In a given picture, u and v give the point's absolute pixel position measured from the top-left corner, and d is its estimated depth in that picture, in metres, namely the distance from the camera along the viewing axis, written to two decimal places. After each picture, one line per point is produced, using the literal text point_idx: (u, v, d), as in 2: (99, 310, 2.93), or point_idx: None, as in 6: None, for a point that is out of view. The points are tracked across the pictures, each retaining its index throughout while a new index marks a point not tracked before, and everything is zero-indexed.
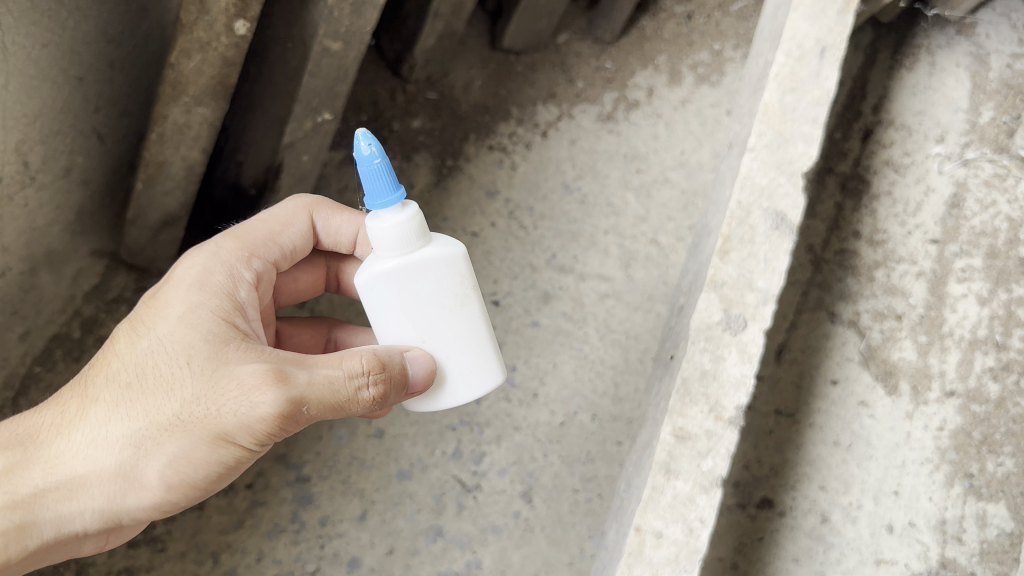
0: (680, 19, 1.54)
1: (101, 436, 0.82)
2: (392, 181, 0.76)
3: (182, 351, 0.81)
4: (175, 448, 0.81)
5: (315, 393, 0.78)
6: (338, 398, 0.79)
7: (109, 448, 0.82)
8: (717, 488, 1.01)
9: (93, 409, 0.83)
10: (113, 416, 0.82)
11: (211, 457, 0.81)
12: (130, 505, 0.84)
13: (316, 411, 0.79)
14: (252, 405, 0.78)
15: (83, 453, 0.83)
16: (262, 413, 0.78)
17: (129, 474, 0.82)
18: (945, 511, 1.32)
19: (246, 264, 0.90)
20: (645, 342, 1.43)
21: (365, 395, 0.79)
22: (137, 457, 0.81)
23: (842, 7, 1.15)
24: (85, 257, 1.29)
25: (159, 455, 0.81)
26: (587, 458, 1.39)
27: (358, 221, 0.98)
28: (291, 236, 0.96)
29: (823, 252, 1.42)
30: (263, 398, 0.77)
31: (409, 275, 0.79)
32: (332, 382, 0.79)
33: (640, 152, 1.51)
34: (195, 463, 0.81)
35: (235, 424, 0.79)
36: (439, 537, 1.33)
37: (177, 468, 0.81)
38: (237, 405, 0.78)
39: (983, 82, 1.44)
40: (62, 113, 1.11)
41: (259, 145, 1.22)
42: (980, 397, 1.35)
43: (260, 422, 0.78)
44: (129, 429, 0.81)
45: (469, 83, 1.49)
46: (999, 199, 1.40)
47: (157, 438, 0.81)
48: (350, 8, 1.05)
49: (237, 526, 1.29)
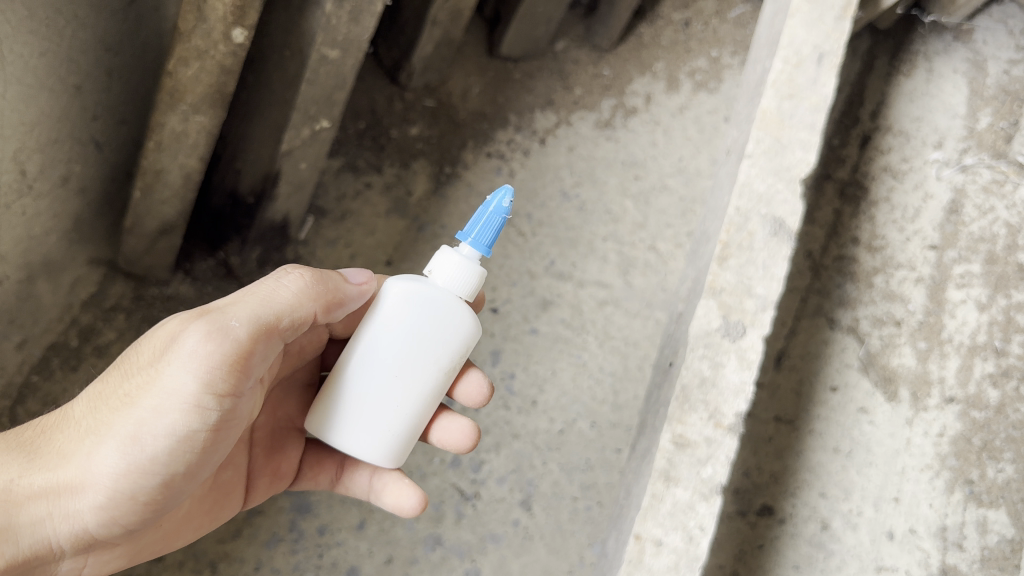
0: (678, 26, 1.54)
1: (65, 434, 0.83)
2: (484, 242, 0.84)
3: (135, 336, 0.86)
4: (125, 422, 0.80)
5: (237, 307, 0.82)
6: (263, 304, 0.83)
7: (67, 440, 0.82)
8: (717, 496, 1.00)
9: (58, 416, 0.85)
10: (73, 413, 0.84)
11: (161, 422, 0.79)
12: (92, 495, 0.81)
13: (245, 322, 0.81)
14: (184, 342, 0.79)
15: (44, 457, 0.82)
16: (195, 346, 0.79)
17: (87, 467, 0.80)
18: (945, 518, 1.31)
19: None
20: (644, 349, 1.43)
21: (279, 291, 0.84)
22: (94, 441, 0.81)
23: (839, 14, 1.16)
24: (83, 265, 1.29)
25: (111, 434, 0.80)
26: (586, 466, 1.38)
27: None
28: None
29: (822, 258, 1.41)
30: (193, 330, 0.80)
31: (441, 320, 0.84)
32: (253, 292, 0.84)
33: (638, 158, 1.51)
34: (149, 433, 0.79)
35: (176, 377, 0.79)
36: (438, 546, 1.32)
37: (130, 443, 0.80)
38: (175, 356, 0.80)
39: (981, 89, 1.44)
40: (60, 122, 1.11)
41: (256, 153, 1.22)
42: (980, 403, 1.35)
43: (197, 359, 0.79)
44: (88, 419, 0.82)
45: (467, 90, 1.50)
46: (997, 205, 1.41)
47: (110, 418, 0.81)
48: (348, 16, 1.05)
49: (235, 535, 1.28)
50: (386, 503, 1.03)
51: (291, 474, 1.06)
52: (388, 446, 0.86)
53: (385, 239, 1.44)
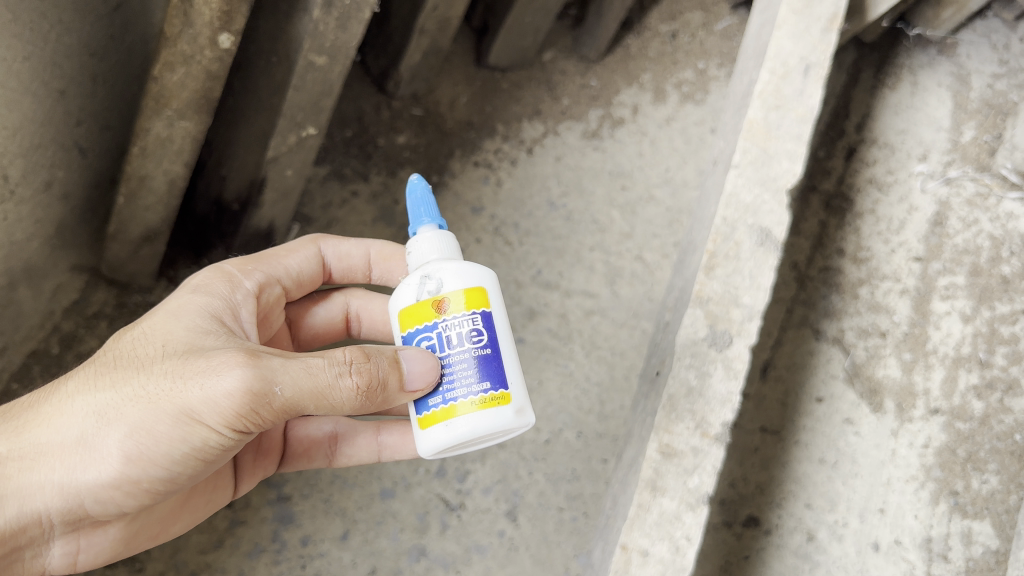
0: (665, 37, 1.55)
1: (68, 406, 0.78)
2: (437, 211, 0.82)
3: (161, 329, 0.79)
4: (139, 417, 0.75)
5: (289, 372, 0.73)
6: (317, 381, 0.73)
7: (70, 418, 0.77)
8: (704, 506, 1.00)
9: (66, 381, 0.80)
10: (83, 388, 0.79)
11: (175, 432, 0.75)
12: (87, 482, 0.77)
13: (291, 393, 0.73)
14: (220, 378, 0.73)
15: (45, 423, 0.78)
16: (229, 389, 0.73)
17: (89, 446, 0.77)
18: (931, 529, 1.31)
19: (248, 274, 0.89)
20: (631, 359, 1.43)
21: (335, 385, 0.73)
22: (99, 429, 0.76)
23: (825, 26, 1.17)
24: (65, 272, 1.27)
25: (121, 423, 0.76)
26: (572, 476, 1.37)
27: (365, 244, 1.01)
28: (297, 259, 0.96)
29: (808, 270, 1.42)
30: (234, 372, 0.73)
31: (443, 276, 0.77)
32: (308, 367, 0.74)
33: (626, 169, 1.51)
34: (160, 438, 0.75)
35: (200, 400, 0.74)
36: (422, 557, 1.30)
37: (138, 440, 0.76)
38: (206, 378, 0.74)
39: (965, 102, 1.46)
40: (43, 126, 1.10)
41: (242, 160, 1.22)
42: (964, 415, 1.35)
43: (229, 401, 0.73)
44: (98, 399, 0.77)
45: (455, 99, 1.50)
46: (982, 217, 1.42)
47: (123, 407, 0.76)
48: (336, 22, 1.05)
49: (217, 545, 1.26)
50: (401, 455, 0.99)
51: (277, 452, 1.01)
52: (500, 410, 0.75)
53: None
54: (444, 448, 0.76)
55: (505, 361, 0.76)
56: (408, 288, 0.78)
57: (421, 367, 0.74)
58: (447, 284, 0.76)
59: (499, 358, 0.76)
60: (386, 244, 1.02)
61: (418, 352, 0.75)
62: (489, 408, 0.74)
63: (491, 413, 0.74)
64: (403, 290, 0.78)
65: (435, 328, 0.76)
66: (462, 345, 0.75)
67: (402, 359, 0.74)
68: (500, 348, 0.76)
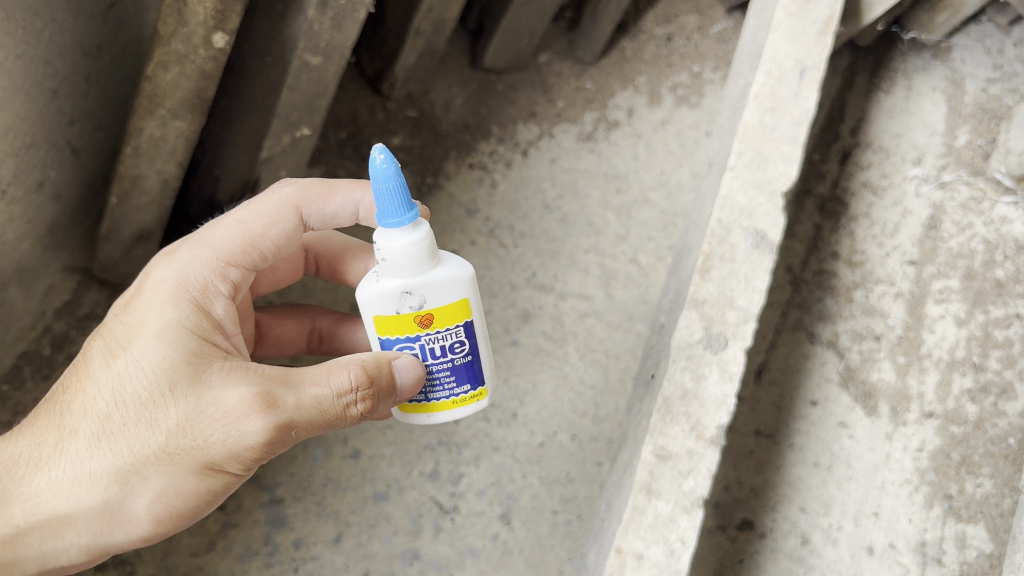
0: (660, 41, 1.55)
1: (85, 470, 0.80)
2: (409, 204, 0.75)
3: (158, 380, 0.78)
4: (164, 476, 0.79)
5: (302, 417, 0.77)
6: (328, 417, 0.77)
7: (90, 484, 0.80)
8: (699, 509, 0.99)
9: (73, 443, 0.81)
10: (95, 450, 0.80)
11: (200, 484, 0.80)
12: (122, 536, 0.83)
13: (306, 432, 0.78)
14: (241, 432, 0.76)
15: (66, 491, 0.81)
16: (251, 441, 0.76)
17: (119, 506, 0.81)
18: (925, 532, 1.31)
19: (222, 275, 0.85)
20: (625, 362, 1.43)
21: (345, 416, 0.78)
22: (123, 490, 0.80)
23: (821, 29, 1.18)
24: (57, 273, 1.26)
25: (146, 486, 0.80)
26: (566, 479, 1.37)
27: (353, 201, 0.91)
28: (273, 238, 0.88)
29: (802, 273, 1.43)
30: (250, 426, 0.76)
31: (424, 296, 0.77)
32: (320, 404, 0.77)
33: (620, 171, 1.51)
34: (185, 489, 0.80)
35: (224, 454, 0.77)
36: (415, 560, 1.30)
37: (166, 498, 0.80)
38: (226, 433, 0.77)
39: (959, 106, 1.46)
40: (35, 126, 1.09)
41: (236, 160, 1.21)
42: (958, 418, 1.35)
43: (250, 452, 0.77)
44: (115, 464, 0.79)
45: (450, 101, 1.49)
46: (976, 221, 1.42)
47: (144, 469, 0.79)
48: (330, 22, 1.04)
49: (209, 548, 1.25)
50: None
51: None
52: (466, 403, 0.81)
53: None
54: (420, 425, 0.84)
55: (484, 362, 0.82)
56: (386, 299, 0.77)
57: (411, 379, 0.78)
58: (430, 300, 0.77)
59: (478, 362, 0.81)
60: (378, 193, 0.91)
61: (410, 360, 0.78)
62: (469, 404, 0.81)
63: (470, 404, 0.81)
64: (380, 299, 0.77)
65: (417, 339, 0.78)
66: (446, 356, 0.79)
67: (395, 368, 0.78)
68: (480, 354, 0.81)
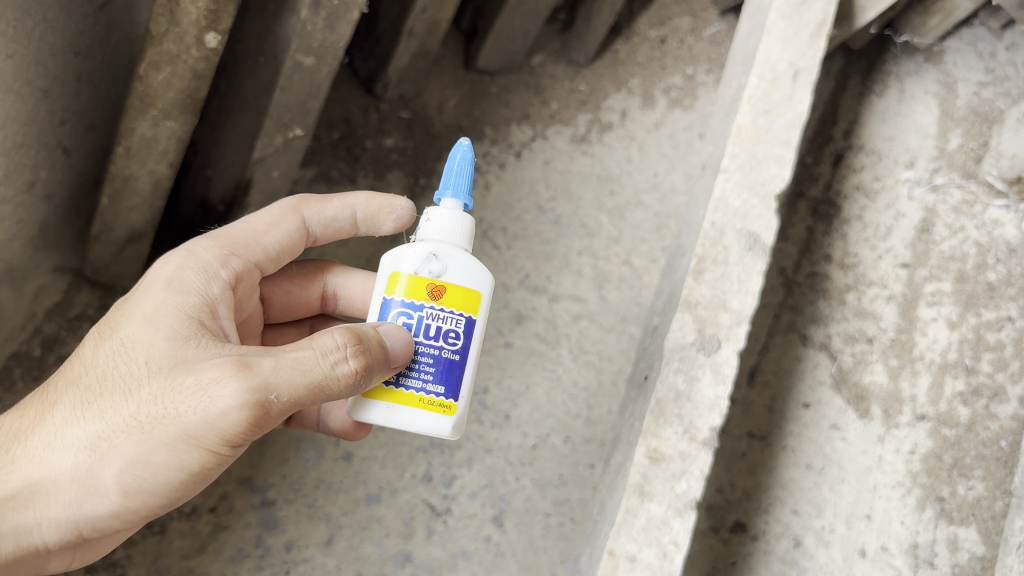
0: (654, 42, 1.56)
1: (60, 439, 0.77)
2: (467, 189, 0.82)
3: (142, 346, 0.76)
4: (135, 447, 0.74)
5: (280, 380, 0.71)
6: (310, 384, 0.72)
7: (63, 450, 0.76)
8: (692, 511, 0.99)
9: (53, 411, 0.78)
10: (72, 418, 0.77)
11: (173, 457, 0.74)
12: (90, 513, 0.77)
13: (286, 400, 0.72)
14: (215, 397, 0.71)
15: (39, 459, 0.77)
16: (225, 407, 0.71)
17: (88, 480, 0.76)
18: (917, 535, 1.31)
19: (224, 262, 0.85)
20: (618, 364, 1.43)
21: (330, 382, 0.72)
22: (93, 460, 0.75)
23: (814, 31, 1.18)
24: (47, 274, 1.25)
25: (117, 456, 0.75)
26: (559, 481, 1.36)
27: (349, 204, 0.97)
28: (275, 237, 0.92)
29: (795, 275, 1.43)
30: (226, 389, 0.71)
31: (446, 265, 0.78)
32: (301, 366, 0.72)
33: (614, 173, 1.52)
34: (157, 462, 0.75)
35: (198, 422, 0.72)
36: (408, 563, 1.29)
37: (136, 471, 0.75)
38: (200, 399, 0.72)
39: (951, 110, 1.47)
40: (27, 126, 1.08)
41: (228, 161, 1.21)
42: (950, 421, 1.35)
43: (224, 418, 0.71)
44: (90, 431, 0.76)
45: (444, 102, 1.50)
46: (968, 224, 1.42)
47: (116, 438, 0.75)
48: (324, 22, 1.04)
49: (199, 550, 1.24)
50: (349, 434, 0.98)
51: None
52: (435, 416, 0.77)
53: (357, 250, 1.41)
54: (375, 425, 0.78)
55: (468, 368, 0.80)
56: (411, 256, 0.79)
57: (399, 344, 0.75)
58: (449, 274, 0.78)
59: (461, 366, 0.79)
60: (371, 197, 0.98)
61: (395, 327, 0.76)
62: (430, 412, 0.77)
63: (434, 421, 0.77)
64: (408, 255, 0.79)
65: (417, 310, 0.78)
66: (437, 340, 0.78)
67: (382, 335, 0.75)
68: (468, 357, 0.79)
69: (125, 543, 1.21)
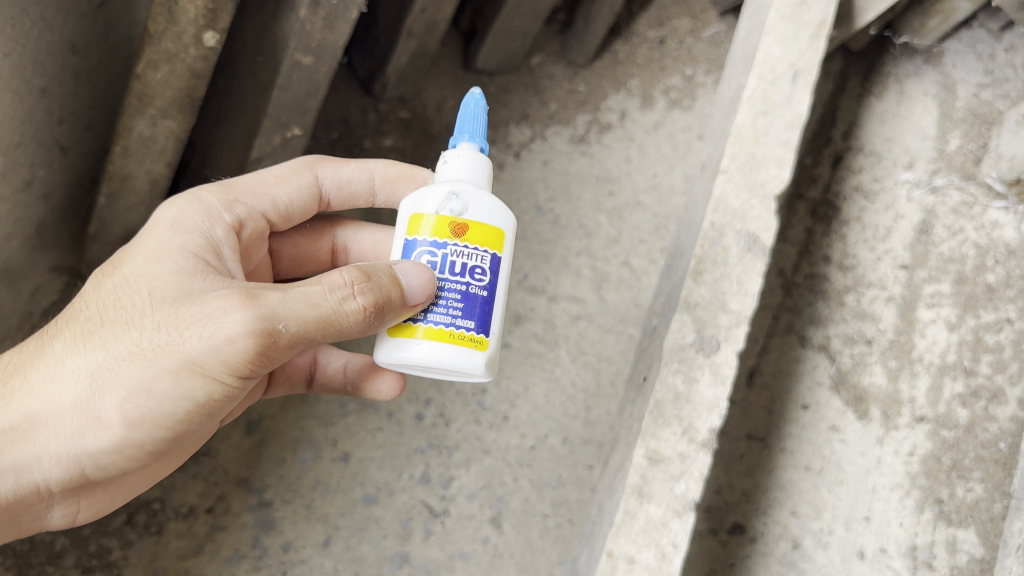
0: (653, 44, 1.57)
1: (59, 370, 0.75)
2: (483, 135, 0.80)
3: (145, 278, 0.76)
4: (137, 375, 0.73)
5: (288, 309, 0.71)
6: (319, 315, 0.71)
7: (63, 381, 0.75)
8: (691, 513, 0.99)
9: (53, 345, 0.77)
10: (72, 350, 0.76)
11: (176, 387, 0.73)
12: (90, 446, 0.76)
13: (294, 330, 0.71)
14: (220, 324, 0.71)
15: (38, 391, 0.76)
16: (231, 334, 0.70)
17: (89, 410, 0.74)
18: (916, 537, 1.31)
19: (229, 209, 0.85)
20: (617, 365, 1.43)
21: (338, 315, 0.71)
22: (94, 391, 0.74)
23: (814, 32, 1.18)
24: (45, 273, 1.25)
25: (118, 386, 0.73)
26: (557, 482, 1.36)
27: (367, 168, 0.96)
28: (286, 190, 0.92)
29: (794, 276, 1.43)
30: (232, 317, 0.70)
31: (468, 202, 0.76)
32: (309, 299, 0.71)
33: (613, 174, 1.52)
34: (161, 392, 0.73)
35: (203, 351, 0.71)
36: (405, 564, 1.28)
37: (138, 401, 0.74)
38: (204, 327, 0.71)
39: (951, 111, 1.47)
40: (24, 124, 1.08)
41: (226, 160, 1.20)
42: (949, 423, 1.35)
43: (230, 346, 0.71)
44: (90, 362, 0.74)
45: (442, 102, 1.49)
46: (967, 226, 1.42)
47: (117, 367, 0.74)
48: (322, 22, 1.04)
49: (196, 551, 1.23)
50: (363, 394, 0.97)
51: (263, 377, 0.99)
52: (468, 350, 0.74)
53: None
54: (405, 364, 0.75)
55: (495, 307, 0.77)
56: (431, 196, 0.76)
57: (419, 281, 0.72)
58: (471, 212, 0.76)
59: (489, 305, 0.76)
60: (390, 165, 0.96)
61: (413, 265, 0.73)
62: (463, 346, 0.74)
63: (468, 355, 0.74)
64: (428, 195, 0.76)
65: (441, 248, 0.75)
66: (463, 277, 0.75)
67: (398, 273, 0.72)
68: (495, 296, 0.76)
69: (123, 544, 1.20)
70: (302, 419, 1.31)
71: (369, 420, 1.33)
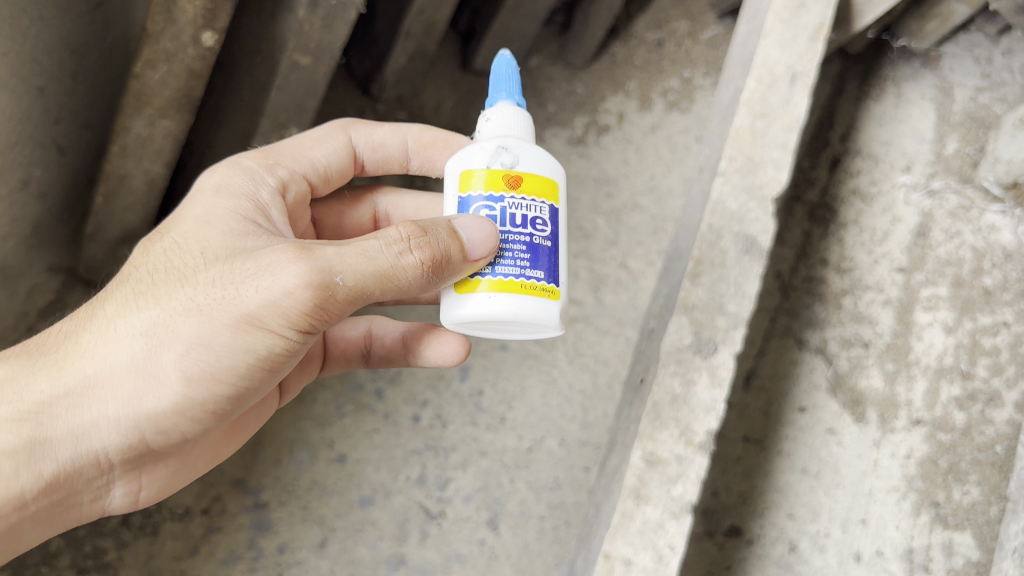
0: (651, 46, 1.58)
1: (113, 330, 0.73)
2: (520, 91, 0.80)
3: (197, 237, 0.74)
4: (195, 331, 0.71)
5: (344, 262, 0.69)
6: (378, 268, 0.69)
7: (117, 340, 0.73)
8: (687, 515, 0.98)
9: (105, 305, 0.75)
10: (125, 310, 0.74)
11: (237, 341, 0.71)
12: (149, 407, 0.73)
13: (352, 283, 0.69)
14: (277, 276, 0.68)
15: (91, 353, 0.74)
16: (289, 286, 0.68)
17: (145, 369, 0.72)
18: (912, 539, 1.31)
19: (271, 172, 0.84)
20: (614, 367, 1.43)
21: (397, 268, 0.69)
22: (150, 350, 0.72)
23: (813, 35, 1.18)
24: (41, 273, 1.24)
25: (175, 342, 0.71)
26: (554, 484, 1.36)
27: (401, 132, 0.96)
28: (324, 152, 0.91)
29: (791, 279, 1.44)
30: (290, 269, 0.68)
31: (521, 154, 0.75)
32: (366, 254, 0.69)
33: (610, 176, 1.52)
34: (220, 348, 0.71)
35: (261, 304, 0.69)
36: (402, 566, 1.28)
37: (197, 357, 0.71)
38: (261, 281, 0.69)
39: (948, 115, 1.48)
40: (22, 124, 1.07)
41: (223, 161, 1.20)
42: (946, 426, 1.35)
43: (289, 298, 0.69)
44: (145, 321, 0.72)
45: (440, 103, 1.51)
46: (964, 229, 1.42)
47: (173, 323, 0.71)
48: (321, 22, 1.04)
49: (192, 552, 1.22)
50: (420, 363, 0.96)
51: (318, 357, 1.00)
52: (540, 302, 0.73)
53: None
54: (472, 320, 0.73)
55: (558, 257, 0.76)
56: (480, 151, 0.75)
57: (481, 236, 0.70)
58: (522, 164, 0.75)
59: (554, 254, 0.75)
60: (425, 130, 0.97)
61: (473, 219, 0.71)
62: (538, 298, 0.72)
63: (544, 302, 0.73)
64: (477, 152, 0.75)
65: (501, 201, 0.73)
66: (524, 229, 0.73)
67: (458, 229, 0.70)
68: (559, 243, 0.76)
69: (118, 544, 1.20)
70: (299, 420, 1.31)
71: (365, 421, 1.33)
